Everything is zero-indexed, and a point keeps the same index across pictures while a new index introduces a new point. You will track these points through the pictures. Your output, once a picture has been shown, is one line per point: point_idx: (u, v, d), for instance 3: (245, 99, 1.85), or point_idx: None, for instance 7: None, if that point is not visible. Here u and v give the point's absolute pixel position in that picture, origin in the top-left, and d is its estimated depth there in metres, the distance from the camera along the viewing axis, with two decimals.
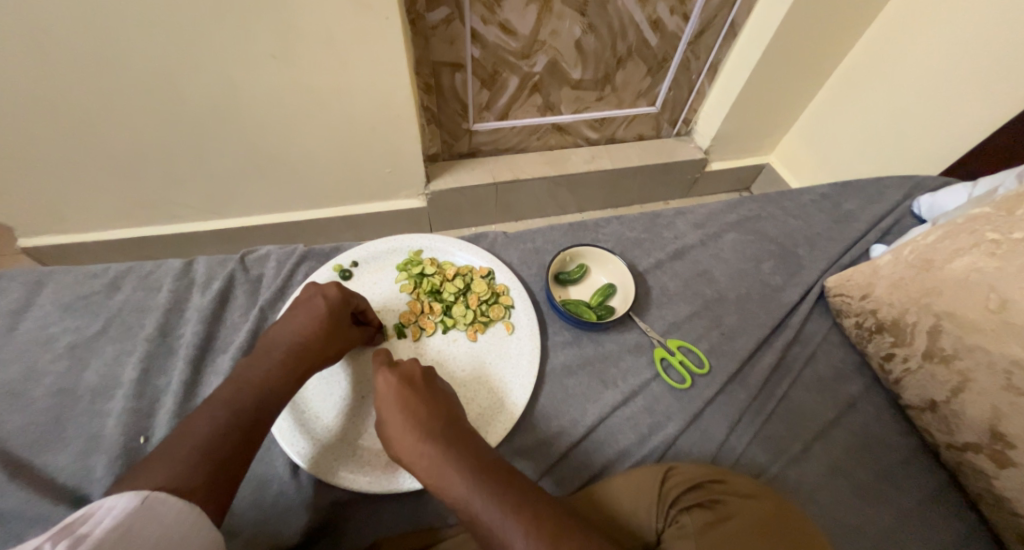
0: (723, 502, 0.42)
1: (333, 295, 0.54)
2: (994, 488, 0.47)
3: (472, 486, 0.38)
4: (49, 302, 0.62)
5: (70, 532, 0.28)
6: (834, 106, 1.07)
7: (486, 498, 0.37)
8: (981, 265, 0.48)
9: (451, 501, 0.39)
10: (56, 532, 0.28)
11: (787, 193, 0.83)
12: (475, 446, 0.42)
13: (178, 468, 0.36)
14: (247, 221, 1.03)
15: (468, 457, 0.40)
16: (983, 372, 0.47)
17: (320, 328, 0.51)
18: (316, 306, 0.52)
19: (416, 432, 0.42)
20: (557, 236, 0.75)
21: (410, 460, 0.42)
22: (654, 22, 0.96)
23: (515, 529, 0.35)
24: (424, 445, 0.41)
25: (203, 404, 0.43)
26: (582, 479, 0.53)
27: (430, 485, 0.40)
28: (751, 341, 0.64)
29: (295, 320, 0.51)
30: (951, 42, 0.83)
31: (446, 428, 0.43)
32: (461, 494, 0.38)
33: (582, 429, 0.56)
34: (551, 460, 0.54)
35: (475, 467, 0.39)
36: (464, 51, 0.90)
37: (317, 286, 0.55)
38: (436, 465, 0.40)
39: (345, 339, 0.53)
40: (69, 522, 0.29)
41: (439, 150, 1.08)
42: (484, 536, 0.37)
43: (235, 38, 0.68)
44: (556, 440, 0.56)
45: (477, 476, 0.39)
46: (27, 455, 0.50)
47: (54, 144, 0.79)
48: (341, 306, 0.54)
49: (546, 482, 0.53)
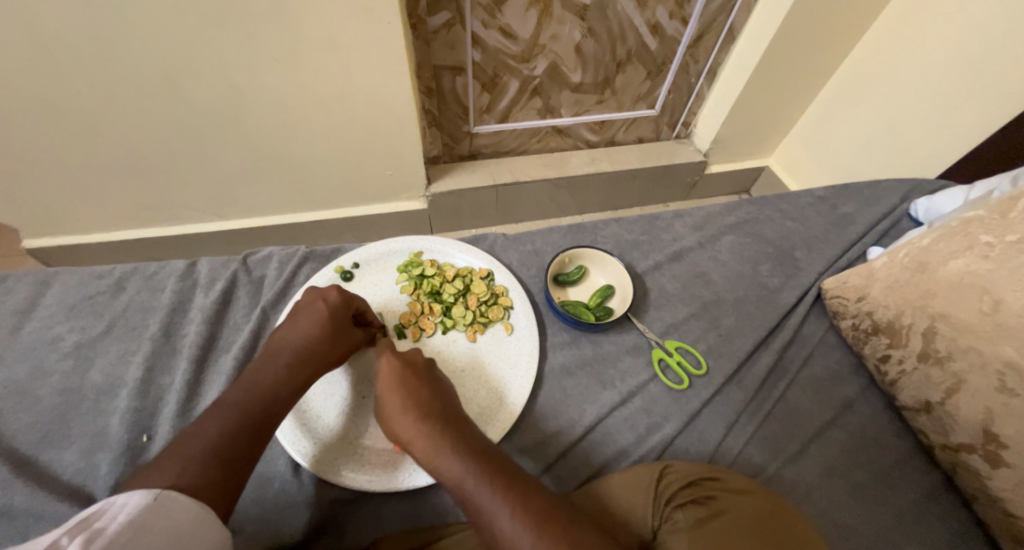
0: (716, 498, 0.43)
1: (334, 298, 0.54)
2: (987, 488, 0.48)
3: (466, 468, 0.39)
4: (55, 302, 0.62)
5: (86, 527, 0.29)
6: (832, 109, 1.08)
7: (479, 480, 0.38)
8: (975, 267, 0.49)
9: (445, 481, 0.40)
10: (73, 527, 0.28)
11: (785, 195, 0.83)
12: (470, 430, 0.43)
13: (187, 467, 0.37)
14: (249, 223, 1.03)
15: (464, 441, 0.42)
16: (976, 373, 0.47)
17: (323, 331, 0.51)
18: (317, 309, 0.53)
19: (413, 414, 0.44)
20: (556, 238, 0.76)
21: (406, 440, 0.43)
22: (653, 26, 0.97)
23: (506, 511, 0.36)
24: (423, 425, 0.43)
25: (212, 406, 0.43)
26: (580, 478, 0.54)
27: (426, 465, 0.41)
28: (748, 342, 0.65)
29: (298, 322, 0.52)
30: (948, 46, 0.83)
31: (444, 412, 0.44)
32: (455, 475, 0.39)
33: (580, 429, 0.57)
34: (549, 459, 0.55)
35: (470, 451, 0.41)
36: (465, 54, 0.91)
37: (318, 290, 0.55)
38: (432, 446, 0.41)
39: (347, 342, 0.54)
40: (84, 517, 0.29)
41: (440, 152, 1.09)
42: (475, 517, 0.38)
43: (240, 42, 0.69)
44: (554, 439, 0.56)
45: (472, 460, 0.40)
46: (33, 453, 0.51)
47: (60, 146, 0.80)
48: (342, 309, 0.54)
49: (545, 479, 0.53)
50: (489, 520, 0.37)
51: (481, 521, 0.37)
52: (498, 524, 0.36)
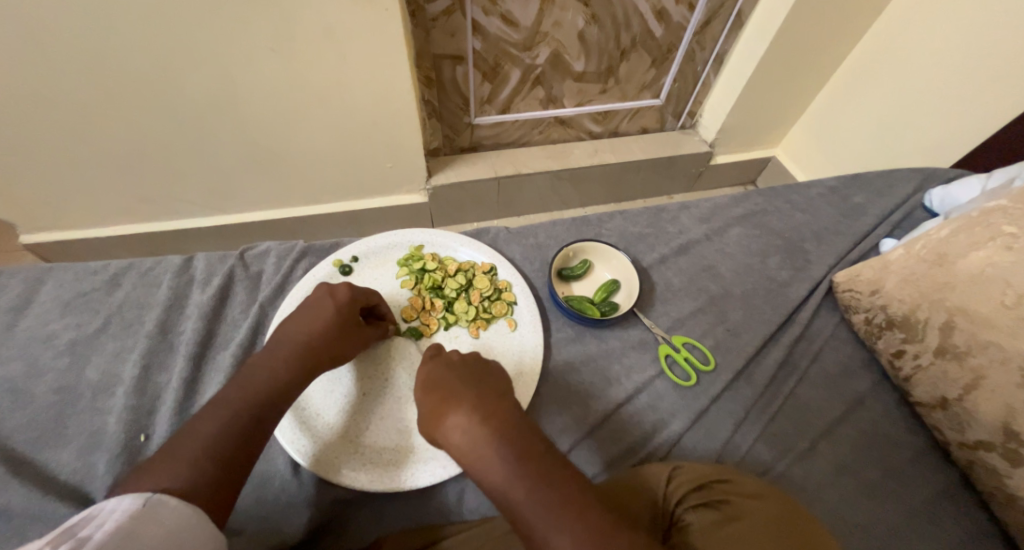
0: (729, 502, 0.41)
1: (341, 295, 0.52)
2: (1006, 487, 0.46)
3: (512, 471, 0.37)
4: (49, 299, 0.61)
5: (70, 536, 0.28)
6: (841, 97, 1.05)
7: (527, 485, 0.36)
8: (997, 259, 0.47)
9: (489, 486, 0.38)
10: (56, 536, 0.27)
11: (794, 186, 0.81)
12: (518, 426, 0.40)
13: (179, 469, 0.36)
14: (247, 217, 1.02)
15: (509, 437, 0.39)
16: (996, 369, 0.46)
17: (328, 329, 0.50)
18: (324, 306, 0.51)
19: (458, 407, 0.42)
20: (560, 231, 0.75)
21: (445, 438, 0.42)
22: (658, 12, 0.94)
23: (555, 532, 0.34)
24: (459, 421, 0.41)
25: (208, 404, 0.42)
26: (612, 453, 0.54)
27: (467, 465, 0.40)
28: (757, 337, 0.63)
29: (302, 320, 0.50)
30: (964, 30, 0.81)
31: (489, 407, 0.41)
32: (500, 479, 0.37)
33: (592, 420, 0.56)
34: (581, 433, 0.55)
35: (515, 453, 0.38)
36: (466, 43, 0.89)
37: (328, 286, 0.54)
38: (474, 443, 0.39)
39: (352, 340, 0.52)
40: (67, 526, 0.28)
41: (441, 144, 1.07)
42: (521, 526, 0.35)
43: (234, 31, 0.67)
44: (586, 413, 0.57)
45: (511, 461, 0.38)
46: (29, 452, 0.50)
47: (54, 140, 0.79)
48: (349, 306, 0.52)
49: (577, 454, 0.54)
50: (535, 534, 0.34)
51: (527, 532, 0.35)
52: (545, 539, 0.34)
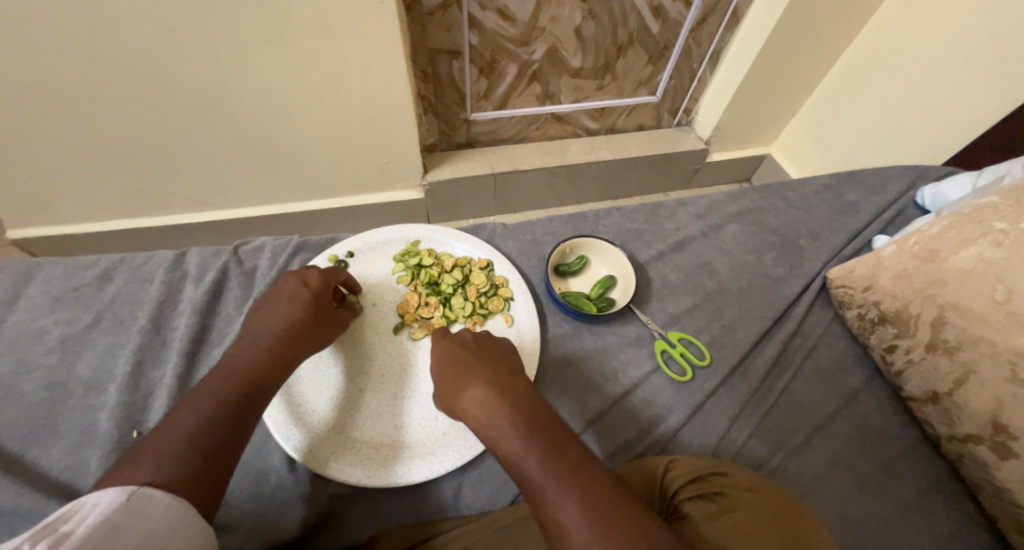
0: (726, 495, 0.42)
1: (315, 282, 0.53)
2: (994, 479, 0.47)
3: (526, 443, 0.38)
4: (39, 294, 0.60)
5: (50, 532, 0.27)
6: (834, 97, 1.06)
7: (539, 456, 0.37)
8: (988, 255, 0.48)
9: (503, 456, 0.39)
10: (37, 532, 0.26)
11: (789, 184, 0.82)
12: (534, 403, 0.41)
13: (164, 462, 0.35)
14: (240, 212, 1.01)
15: (525, 413, 0.40)
16: (986, 364, 0.46)
17: (307, 316, 0.50)
18: (300, 295, 0.51)
19: (475, 381, 0.43)
20: (557, 228, 0.75)
21: (461, 409, 0.43)
22: (655, 9, 0.94)
23: (569, 501, 0.34)
24: (477, 392, 0.42)
25: (189, 395, 0.41)
26: (627, 433, 0.55)
27: (482, 436, 0.41)
28: (752, 333, 0.64)
29: (278, 309, 0.50)
30: (956, 28, 0.81)
31: (505, 384, 0.43)
32: (514, 450, 0.38)
33: (594, 412, 0.56)
34: (596, 412, 0.56)
35: (531, 425, 0.39)
36: (462, 37, 0.88)
37: (296, 272, 0.54)
38: (490, 415, 0.40)
39: (332, 325, 0.53)
40: (51, 520, 0.28)
41: (436, 140, 1.07)
42: (533, 495, 0.36)
43: (226, 23, 0.66)
44: (602, 394, 0.58)
45: (530, 437, 0.38)
46: (20, 449, 0.49)
47: (43, 134, 0.77)
48: (324, 292, 0.53)
49: (590, 434, 0.55)
50: (547, 502, 0.35)
51: (539, 501, 0.36)
52: (557, 509, 0.34)
